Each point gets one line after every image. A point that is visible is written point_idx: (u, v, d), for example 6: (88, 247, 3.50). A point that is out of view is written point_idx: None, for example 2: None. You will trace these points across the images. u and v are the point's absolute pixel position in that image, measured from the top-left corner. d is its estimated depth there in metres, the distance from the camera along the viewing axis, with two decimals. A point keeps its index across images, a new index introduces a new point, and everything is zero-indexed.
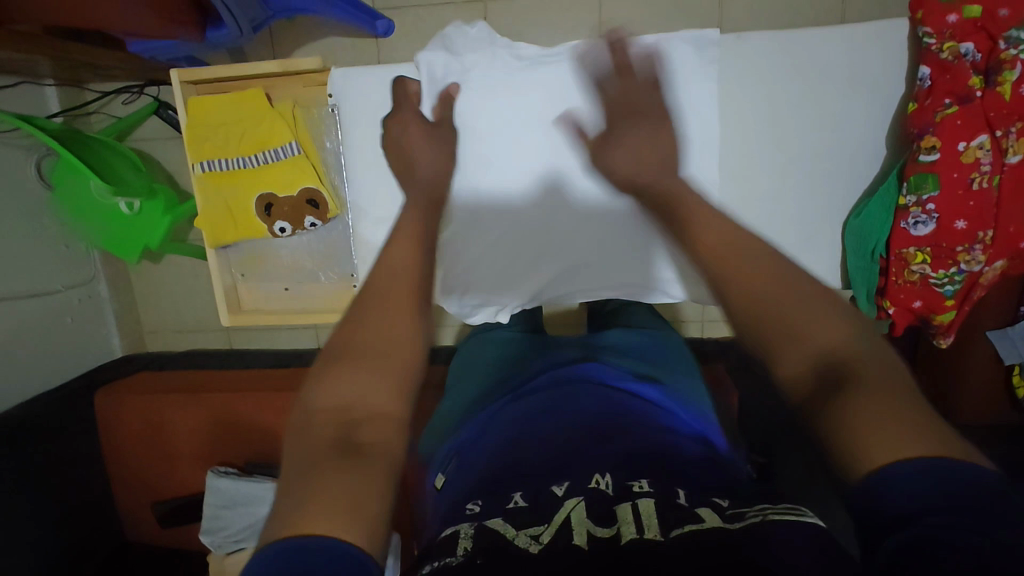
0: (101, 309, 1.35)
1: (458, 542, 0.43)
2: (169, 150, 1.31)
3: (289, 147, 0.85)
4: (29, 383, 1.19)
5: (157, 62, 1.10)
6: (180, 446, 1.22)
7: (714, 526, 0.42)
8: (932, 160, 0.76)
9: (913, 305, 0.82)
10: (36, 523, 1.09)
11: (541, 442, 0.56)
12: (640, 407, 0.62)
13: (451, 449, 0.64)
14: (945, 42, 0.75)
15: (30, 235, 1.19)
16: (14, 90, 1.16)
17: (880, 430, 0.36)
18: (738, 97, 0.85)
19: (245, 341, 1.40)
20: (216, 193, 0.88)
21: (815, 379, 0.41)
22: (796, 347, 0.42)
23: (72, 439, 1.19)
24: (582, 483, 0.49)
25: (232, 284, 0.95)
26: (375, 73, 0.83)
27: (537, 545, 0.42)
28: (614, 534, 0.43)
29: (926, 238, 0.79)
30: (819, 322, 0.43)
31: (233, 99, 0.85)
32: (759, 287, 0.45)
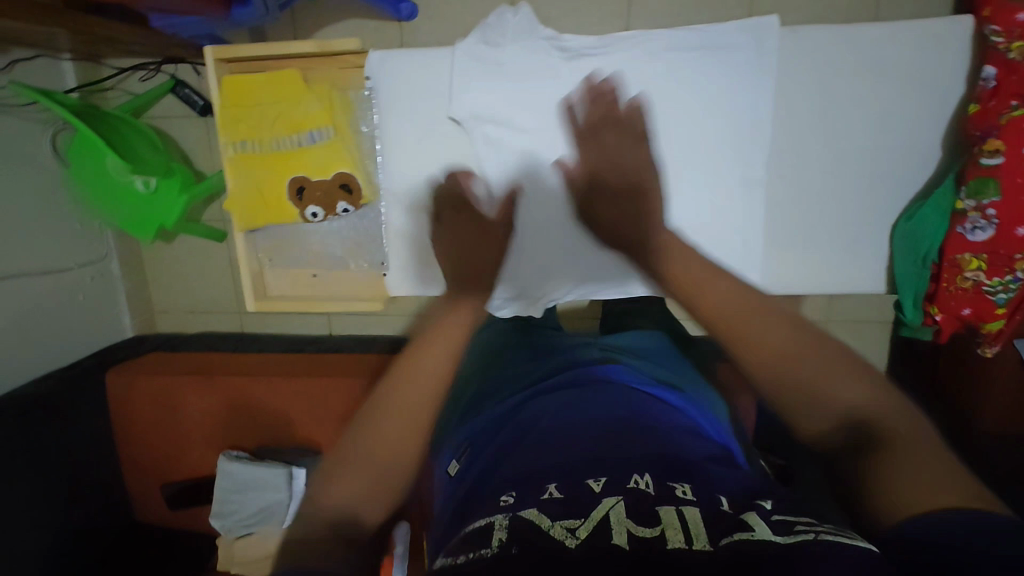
0: (113, 288, 1.34)
1: (493, 532, 0.41)
2: (186, 130, 1.29)
3: (325, 131, 0.84)
4: (41, 360, 1.18)
5: (177, 39, 1.08)
6: (191, 428, 1.22)
7: (766, 538, 0.39)
8: (994, 164, 0.72)
9: (962, 314, 0.78)
10: (48, 500, 1.09)
11: (571, 434, 0.54)
12: (667, 412, 0.60)
13: (467, 438, 0.63)
14: (1014, 42, 0.70)
15: (46, 212, 1.18)
16: (32, 64, 1.15)
17: (912, 482, 0.40)
18: (792, 91, 0.83)
19: (258, 326, 1.39)
20: (249, 176, 0.86)
21: (845, 439, 0.44)
22: (816, 405, 0.46)
23: (84, 418, 1.18)
24: (621, 480, 0.47)
25: (259, 269, 0.92)
26: (413, 57, 0.83)
27: (574, 538, 0.40)
28: (659, 538, 0.40)
29: (982, 245, 0.74)
30: (836, 379, 0.46)
31: (269, 80, 0.83)
32: (773, 344, 0.49)
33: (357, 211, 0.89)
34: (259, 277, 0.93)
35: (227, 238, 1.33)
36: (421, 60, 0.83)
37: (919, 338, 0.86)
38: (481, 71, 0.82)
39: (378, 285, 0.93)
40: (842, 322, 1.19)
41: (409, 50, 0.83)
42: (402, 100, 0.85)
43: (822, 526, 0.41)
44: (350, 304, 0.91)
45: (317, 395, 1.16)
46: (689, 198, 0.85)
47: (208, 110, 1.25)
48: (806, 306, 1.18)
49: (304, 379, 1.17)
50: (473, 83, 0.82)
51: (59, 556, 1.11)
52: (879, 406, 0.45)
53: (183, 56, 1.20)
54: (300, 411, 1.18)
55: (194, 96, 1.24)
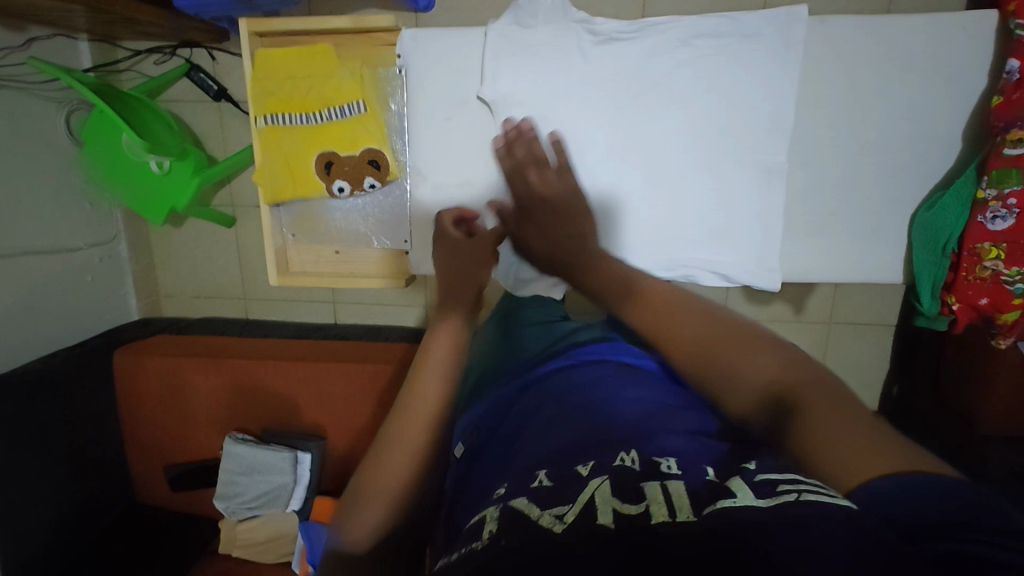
0: (121, 269, 1.34)
1: (485, 526, 0.39)
2: (198, 114, 1.29)
3: (357, 105, 0.85)
4: (46, 340, 1.18)
5: (193, 21, 1.08)
6: (197, 410, 1.23)
7: (746, 503, 0.35)
8: (1017, 153, 0.71)
9: (978, 303, 0.78)
10: (49, 479, 1.09)
11: (559, 422, 0.51)
12: (656, 387, 0.58)
13: (464, 431, 0.61)
14: None
15: (54, 190, 1.17)
16: (48, 42, 1.15)
17: (840, 444, 0.37)
18: (821, 80, 0.81)
19: (263, 312, 1.39)
20: (276, 149, 0.87)
21: (767, 414, 0.42)
22: (736, 383, 0.45)
23: (90, 397, 1.18)
24: (608, 461, 0.44)
25: (282, 244, 0.93)
26: (442, 37, 0.82)
27: (561, 524, 0.36)
28: (644, 514, 0.37)
29: (1003, 233, 0.74)
30: (748, 354, 0.45)
31: (302, 54, 0.84)
32: (697, 334, 0.49)
33: (383, 187, 0.89)
34: (282, 252, 0.93)
35: (236, 224, 1.33)
36: (453, 42, 0.82)
37: (933, 328, 0.86)
38: (509, 53, 0.81)
39: (397, 266, 0.93)
40: (846, 323, 1.20)
41: (440, 29, 0.83)
42: (431, 79, 0.84)
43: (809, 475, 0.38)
44: (367, 282, 0.92)
45: (322, 381, 1.17)
46: (714, 187, 0.82)
47: (221, 96, 1.25)
48: (811, 307, 1.19)
49: (309, 364, 1.16)
50: (504, 66, 0.81)
51: (60, 535, 1.11)
52: (796, 377, 0.42)
53: (199, 39, 1.20)
54: (306, 396, 1.18)
55: (207, 81, 1.24)
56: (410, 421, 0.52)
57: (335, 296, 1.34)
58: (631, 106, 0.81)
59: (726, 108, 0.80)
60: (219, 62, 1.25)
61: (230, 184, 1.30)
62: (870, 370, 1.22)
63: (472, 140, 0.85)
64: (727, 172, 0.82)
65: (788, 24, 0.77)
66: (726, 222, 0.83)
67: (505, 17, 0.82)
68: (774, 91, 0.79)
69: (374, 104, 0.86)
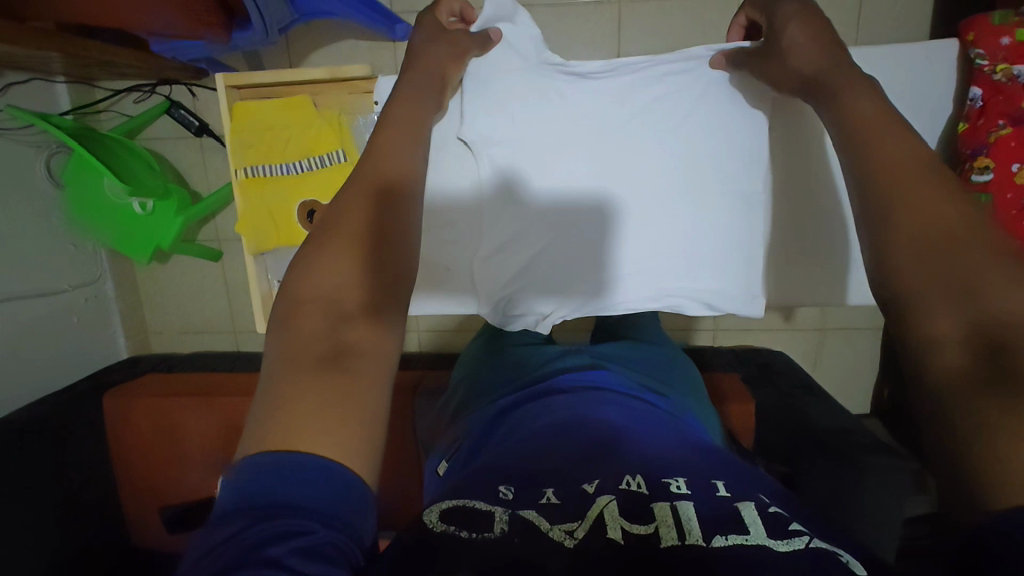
0: (107, 309, 1.33)
1: (494, 520, 0.41)
2: (180, 150, 1.29)
3: (335, 155, 0.84)
4: (33, 386, 1.16)
5: (171, 62, 1.08)
6: (188, 449, 1.21)
7: (758, 543, 0.38)
8: (986, 179, 0.74)
9: None
10: (43, 528, 1.07)
11: (561, 437, 0.52)
12: (662, 419, 0.58)
13: (462, 437, 0.63)
14: (998, 65, 0.72)
15: (37, 233, 1.16)
16: (26, 87, 1.15)
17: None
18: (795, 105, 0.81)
19: (254, 344, 1.39)
20: (259, 200, 0.87)
21: (975, 360, 0.34)
22: (960, 303, 0.36)
23: (80, 441, 1.17)
24: (614, 481, 0.45)
25: (269, 289, 0.92)
26: None
27: (572, 539, 0.39)
28: (653, 535, 0.40)
29: None
30: (1011, 287, 0.34)
31: (278, 105, 0.84)
32: (954, 229, 0.38)
33: None
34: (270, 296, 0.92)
35: (223, 257, 1.32)
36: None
37: None
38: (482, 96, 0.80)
39: None
40: (832, 330, 1.21)
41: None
42: None
43: (821, 531, 0.41)
44: None
45: None
46: (692, 216, 0.83)
47: (202, 131, 1.24)
48: (798, 315, 1.21)
49: None
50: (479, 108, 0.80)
51: None
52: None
53: (178, 78, 1.20)
54: None
55: (188, 117, 1.23)
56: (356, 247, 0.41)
57: None
58: (613, 135, 0.83)
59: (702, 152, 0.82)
60: (199, 98, 1.25)
61: (215, 218, 1.30)
62: (860, 374, 1.24)
63: (465, 175, 0.86)
64: (707, 208, 0.83)
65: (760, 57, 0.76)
66: (702, 250, 0.84)
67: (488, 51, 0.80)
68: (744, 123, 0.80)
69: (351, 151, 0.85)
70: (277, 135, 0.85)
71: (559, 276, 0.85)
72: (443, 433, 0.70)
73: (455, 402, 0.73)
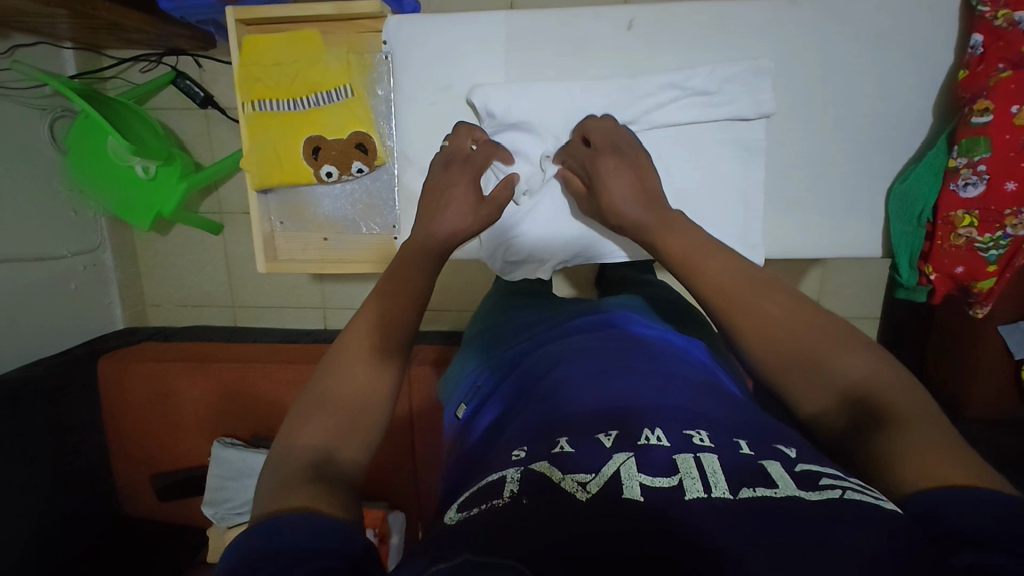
0: (106, 279, 1.32)
1: (504, 485, 0.37)
2: (184, 121, 1.29)
3: (343, 91, 0.83)
4: (27, 349, 1.15)
5: (178, 24, 1.07)
6: (184, 416, 1.22)
7: (789, 495, 0.33)
8: (985, 123, 0.66)
9: (955, 272, 0.73)
10: (33, 490, 1.06)
11: (580, 383, 0.50)
12: (688, 364, 0.56)
13: (481, 379, 0.63)
14: (999, 11, 0.65)
15: (39, 196, 1.16)
16: (33, 50, 1.15)
17: (912, 450, 0.37)
18: (800, 61, 0.74)
19: (252, 320, 1.39)
20: (264, 134, 0.85)
21: (850, 408, 0.42)
22: (823, 379, 0.43)
23: (72, 406, 1.16)
24: (633, 436, 0.41)
25: (270, 232, 0.92)
26: (425, 25, 0.78)
27: (585, 492, 0.35)
28: (677, 488, 0.35)
29: (975, 201, 0.69)
30: (841, 353, 0.44)
31: (287, 39, 0.82)
32: (788, 326, 0.46)
33: (371, 172, 0.88)
34: (271, 239, 0.92)
35: (223, 230, 1.32)
36: (440, 28, 0.78)
37: (912, 300, 0.79)
38: (486, 61, 0.79)
39: (387, 249, 0.91)
40: None
41: (427, 16, 0.78)
42: (417, 66, 0.80)
43: (851, 478, 0.36)
44: (355, 265, 0.90)
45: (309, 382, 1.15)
46: (711, 171, 0.77)
47: (207, 103, 1.25)
48: None
49: (298, 366, 1.16)
50: (475, 62, 0.79)
51: (44, 547, 1.08)
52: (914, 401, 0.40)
53: (185, 47, 1.20)
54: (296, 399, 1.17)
55: (194, 88, 1.23)
56: (352, 359, 0.47)
57: (324, 302, 1.34)
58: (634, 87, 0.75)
59: (707, 109, 0.75)
60: (205, 69, 1.25)
61: (217, 190, 1.29)
62: None
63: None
64: (699, 151, 0.77)
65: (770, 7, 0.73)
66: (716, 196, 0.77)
67: (490, 27, 0.77)
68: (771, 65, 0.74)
69: (360, 88, 0.85)
70: (286, 70, 0.84)
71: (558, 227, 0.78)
72: (460, 366, 0.70)
73: (468, 345, 0.74)
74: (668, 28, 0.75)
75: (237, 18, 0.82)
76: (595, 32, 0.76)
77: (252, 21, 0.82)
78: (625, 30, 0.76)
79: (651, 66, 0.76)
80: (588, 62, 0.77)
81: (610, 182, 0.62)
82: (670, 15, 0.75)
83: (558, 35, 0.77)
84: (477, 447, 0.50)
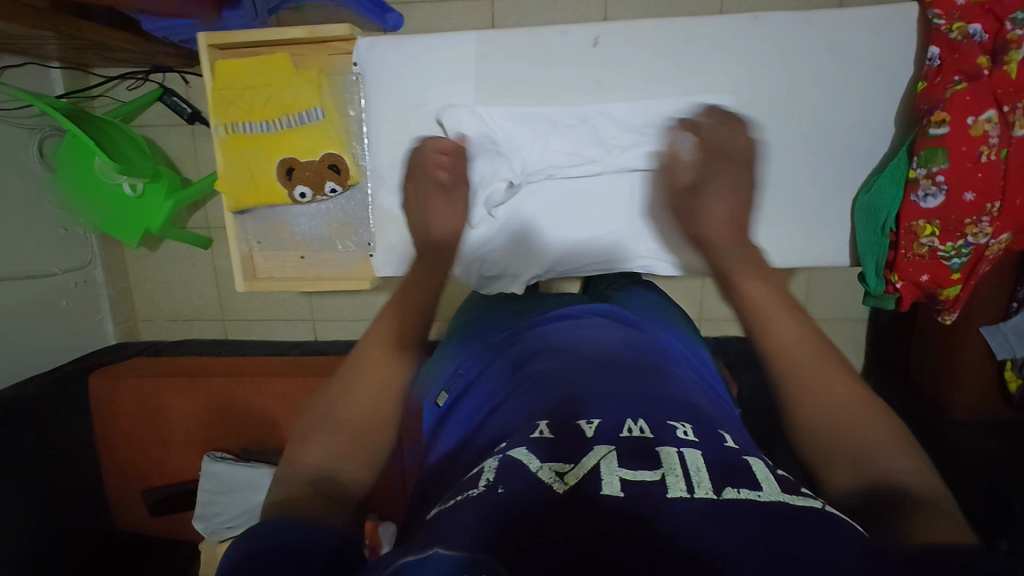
0: (96, 294, 1.33)
1: (481, 475, 0.38)
2: (172, 137, 1.30)
3: (313, 113, 0.84)
4: (19, 368, 1.16)
5: (161, 45, 1.08)
6: (173, 432, 1.22)
7: (774, 500, 0.34)
8: (942, 134, 0.67)
9: (920, 280, 0.73)
10: (26, 507, 1.06)
11: (564, 371, 0.50)
12: (674, 360, 0.57)
13: (462, 366, 0.63)
14: (953, 24, 0.67)
15: (30, 215, 1.17)
16: (21, 70, 1.16)
17: (926, 525, 0.35)
18: (768, 69, 0.75)
19: (241, 332, 1.39)
20: (237, 156, 0.86)
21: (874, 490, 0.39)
22: (857, 461, 0.42)
23: (66, 421, 1.17)
24: (614, 425, 0.42)
25: (248, 252, 0.93)
26: (400, 44, 0.79)
27: (563, 483, 0.36)
28: (660, 483, 0.35)
29: (935, 211, 0.70)
30: (886, 453, 0.42)
31: (261, 62, 0.83)
32: (845, 411, 0.44)
33: (344, 191, 0.89)
34: (249, 258, 0.93)
35: (212, 244, 1.33)
36: (412, 48, 0.79)
37: (879, 308, 0.78)
38: (459, 79, 0.79)
39: (366, 265, 0.92)
40: None
41: (400, 35, 0.80)
42: (391, 83, 0.81)
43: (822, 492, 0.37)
44: (337, 281, 0.91)
45: (297, 394, 1.16)
46: None
47: (195, 119, 1.25)
48: None
49: (287, 379, 1.17)
50: (447, 80, 0.80)
51: (37, 565, 1.08)
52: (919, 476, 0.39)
53: (171, 64, 1.21)
54: (285, 411, 1.18)
55: (181, 104, 1.24)
56: (365, 372, 0.48)
57: (313, 313, 1.35)
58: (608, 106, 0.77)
59: None
60: (192, 86, 1.26)
61: (205, 205, 1.30)
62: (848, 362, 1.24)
63: None
64: None
65: (736, 20, 0.74)
66: None
67: (464, 46, 0.78)
68: (742, 77, 0.75)
69: (332, 110, 0.85)
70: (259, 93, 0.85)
71: (530, 242, 0.81)
72: (434, 362, 0.70)
73: (449, 334, 0.74)
74: (638, 43, 0.76)
75: (210, 44, 0.83)
76: (566, 50, 0.77)
77: (225, 46, 0.83)
78: (592, 46, 0.76)
79: (623, 81, 0.77)
80: (560, 80, 0.78)
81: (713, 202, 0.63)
82: (642, 30, 0.75)
83: (530, 52, 0.78)
84: (456, 441, 0.50)
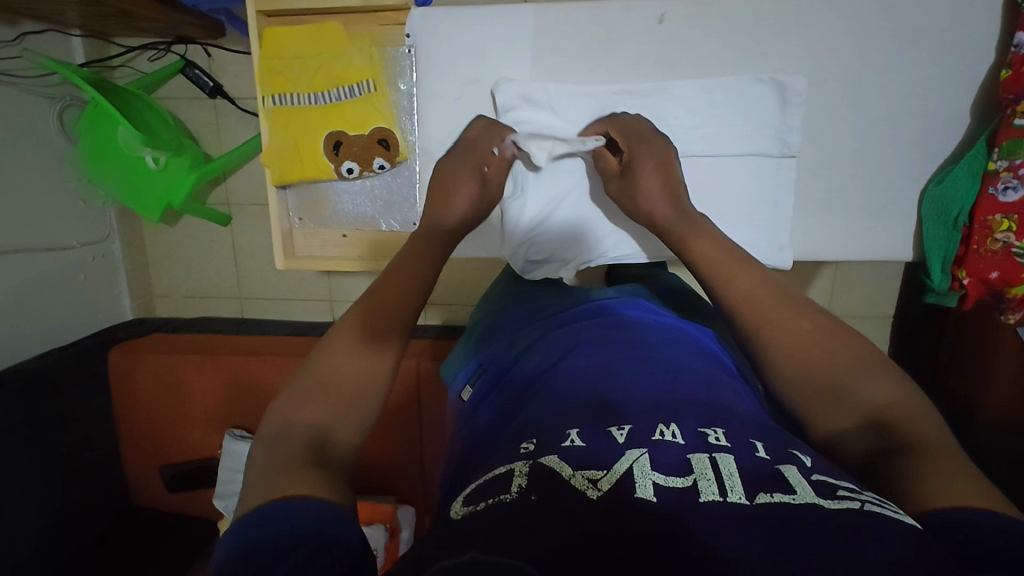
0: (114, 269, 1.31)
1: (513, 478, 0.35)
2: (192, 111, 1.27)
3: (365, 85, 0.82)
4: (38, 341, 1.14)
5: (187, 13, 1.05)
6: (192, 409, 1.21)
7: (809, 501, 0.31)
8: None
9: (988, 276, 0.71)
10: (46, 481, 1.06)
11: (590, 373, 0.48)
12: (704, 354, 0.55)
13: (486, 361, 0.62)
14: None
15: (50, 187, 1.15)
16: (42, 37, 1.13)
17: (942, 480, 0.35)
18: (828, 53, 0.72)
19: (260, 311, 1.38)
20: (283, 128, 0.84)
21: (870, 432, 0.41)
22: (844, 404, 0.42)
23: (84, 397, 1.16)
24: (646, 431, 0.39)
25: (289, 228, 0.91)
26: (447, 16, 0.77)
27: (596, 489, 0.33)
28: (691, 489, 0.33)
29: (1015, 205, 0.68)
30: (868, 381, 0.43)
31: (310, 31, 0.81)
32: (817, 354, 0.45)
33: (393, 168, 0.87)
34: (289, 235, 0.92)
35: (232, 221, 1.31)
36: (459, 22, 0.77)
37: (942, 304, 0.78)
38: (504, 55, 0.77)
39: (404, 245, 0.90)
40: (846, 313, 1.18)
41: (450, 9, 0.77)
42: (437, 59, 0.78)
43: (865, 490, 0.34)
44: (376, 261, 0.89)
45: None
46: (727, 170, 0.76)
47: (216, 92, 1.23)
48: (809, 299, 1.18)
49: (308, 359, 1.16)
50: (490, 57, 0.78)
51: (57, 538, 1.08)
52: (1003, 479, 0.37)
53: (194, 35, 1.18)
54: None
55: (202, 77, 1.22)
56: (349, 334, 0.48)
57: (332, 294, 1.33)
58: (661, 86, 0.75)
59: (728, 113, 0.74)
60: (214, 59, 1.23)
61: (226, 181, 1.28)
62: None
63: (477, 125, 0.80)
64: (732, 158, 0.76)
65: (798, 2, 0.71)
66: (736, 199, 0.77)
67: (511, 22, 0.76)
68: (798, 63, 0.73)
69: (382, 83, 0.83)
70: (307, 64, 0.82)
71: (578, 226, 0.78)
72: (460, 354, 0.70)
73: (471, 331, 0.73)
74: (701, 20, 0.73)
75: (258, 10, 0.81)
76: (621, 27, 0.74)
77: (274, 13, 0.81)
78: (656, 23, 0.74)
79: (680, 62, 0.75)
80: (614, 58, 0.76)
81: (642, 180, 0.63)
82: (704, 10, 0.73)
83: (586, 29, 0.75)
84: (484, 437, 0.48)
